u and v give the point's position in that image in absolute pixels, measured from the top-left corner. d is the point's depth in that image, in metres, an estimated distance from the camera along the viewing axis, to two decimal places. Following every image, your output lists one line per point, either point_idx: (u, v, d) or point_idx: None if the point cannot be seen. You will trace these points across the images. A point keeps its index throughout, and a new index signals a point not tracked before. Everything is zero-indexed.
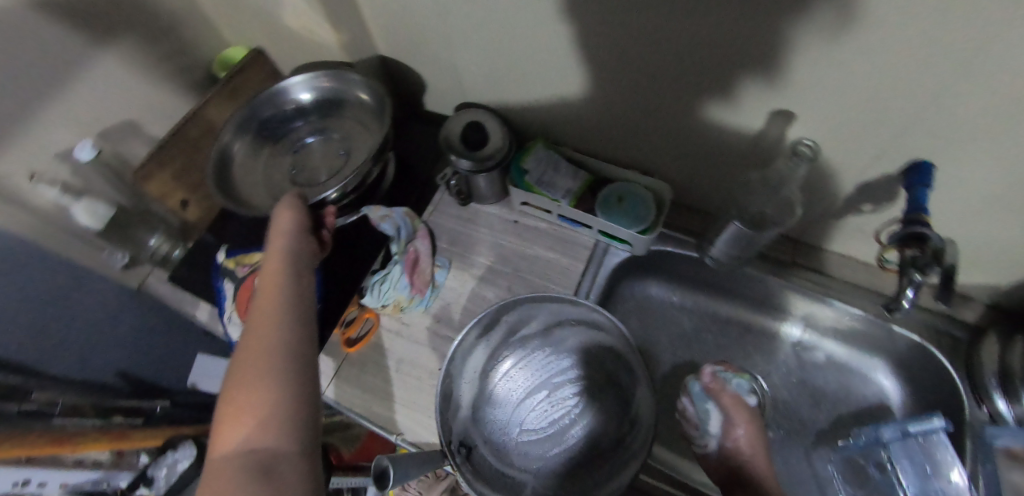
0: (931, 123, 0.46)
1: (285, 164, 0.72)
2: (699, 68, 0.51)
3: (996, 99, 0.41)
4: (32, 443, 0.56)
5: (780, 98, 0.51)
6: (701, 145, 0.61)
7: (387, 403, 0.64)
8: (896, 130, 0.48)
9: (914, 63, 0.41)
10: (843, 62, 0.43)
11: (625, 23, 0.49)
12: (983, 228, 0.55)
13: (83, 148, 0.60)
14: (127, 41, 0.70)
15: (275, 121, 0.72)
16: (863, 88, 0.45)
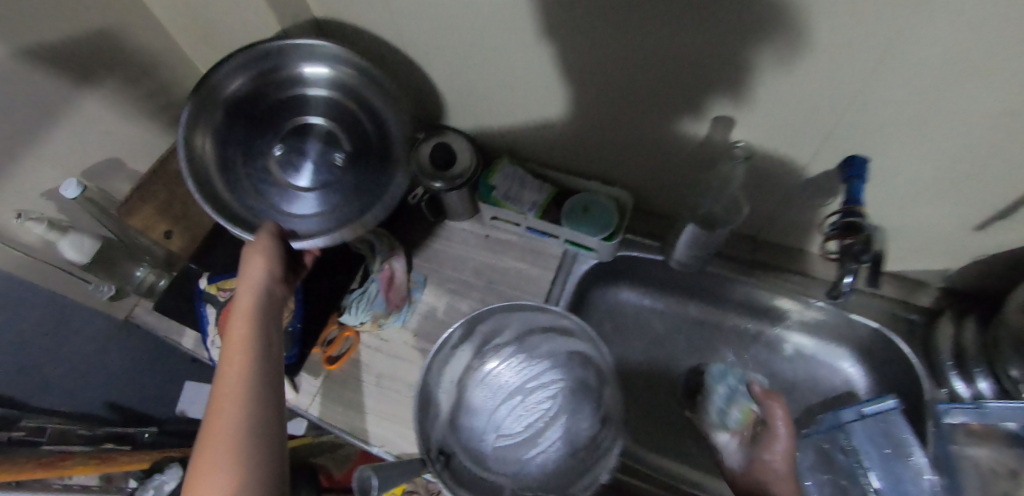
0: (885, 123, 0.46)
1: (271, 145, 0.66)
2: (672, 84, 0.51)
3: (977, 96, 0.40)
4: (16, 465, 0.52)
5: (743, 110, 0.51)
6: (651, 152, 0.62)
7: (369, 418, 0.63)
8: (849, 131, 0.48)
9: (873, 69, 0.41)
10: (809, 73, 0.43)
11: (576, 42, 0.50)
12: (927, 218, 0.58)
13: (69, 186, 0.63)
14: (108, 83, 0.69)
15: (261, 98, 0.67)
16: (821, 96, 0.45)
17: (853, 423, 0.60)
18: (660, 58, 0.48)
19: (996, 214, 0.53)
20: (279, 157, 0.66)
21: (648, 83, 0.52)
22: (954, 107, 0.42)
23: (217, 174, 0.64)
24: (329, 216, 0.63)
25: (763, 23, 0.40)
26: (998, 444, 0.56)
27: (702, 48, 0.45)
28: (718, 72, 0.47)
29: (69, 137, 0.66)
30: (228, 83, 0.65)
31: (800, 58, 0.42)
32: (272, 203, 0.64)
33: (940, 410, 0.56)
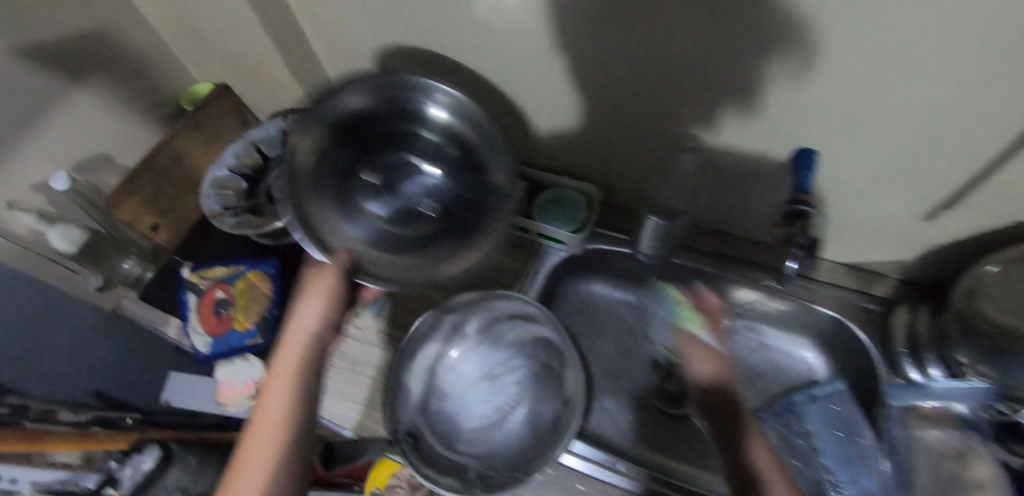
0: (862, 118, 0.47)
1: (357, 173, 0.64)
2: (686, 82, 0.51)
3: (914, 91, 0.42)
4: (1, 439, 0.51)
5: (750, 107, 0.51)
6: (618, 147, 0.65)
7: (342, 402, 0.66)
8: (828, 125, 0.50)
9: (865, 64, 0.41)
10: (811, 67, 0.43)
11: (532, 41, 0.53)
12: (876, 211, 0.60)
13: (59, 179, 0.65)
14: (100, 80, 0.72)
15: (396, 116, 0.64)
16: (820, 90, 0.46)
17: (804, 404, 0.64)
18: (669, 70, 0.50)
19: (943, 204, 0.55)
20: (367, 190, 0.64)
21: (653, 94, 0.54)
22: (878, 101, 0.45)
23: (317, 193, 0.60)
24: (410, 260, 0.61)
25: (776, 41, 0.43)
26: (947, 427, 0.57)
27: (711, 63, 0.47)
28: (732, 85, 0.49)
29: (62, 132, 0.69)
30: (354, 108, 0.62)
31: (814, 72, 0.44)
32: (354, 238, 0.60)
33: (889, 392, 0.59)
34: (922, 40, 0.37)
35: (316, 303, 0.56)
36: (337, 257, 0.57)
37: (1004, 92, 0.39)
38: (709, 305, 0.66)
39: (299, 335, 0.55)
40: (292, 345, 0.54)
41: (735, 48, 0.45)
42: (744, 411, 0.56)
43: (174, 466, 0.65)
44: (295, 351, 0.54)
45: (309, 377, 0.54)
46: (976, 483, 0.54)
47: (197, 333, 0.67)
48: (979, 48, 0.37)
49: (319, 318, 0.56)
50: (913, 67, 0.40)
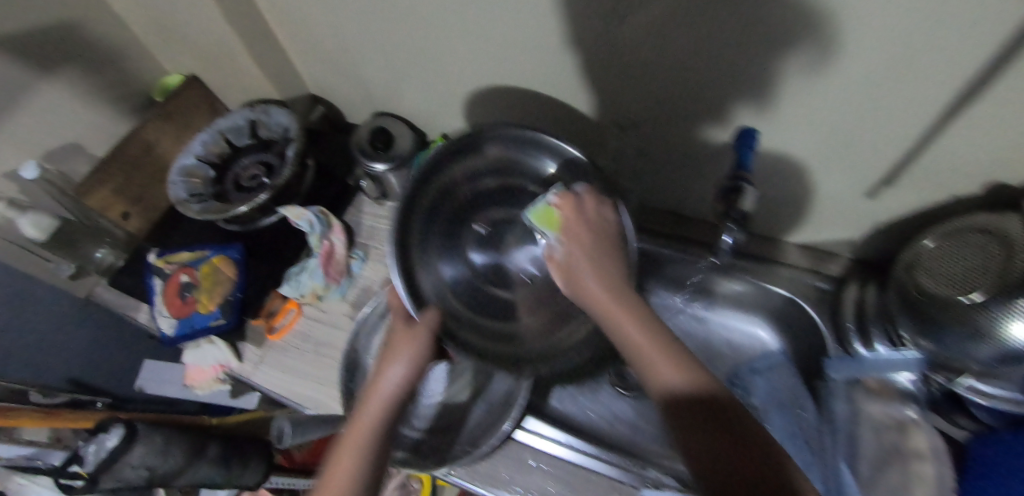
0: (843, 89, 0.47)
1: (469, 222, 0.58)
2: (709, 43, 0.47)
3: (871, 65, 0.43)
4: None
5: (744, 70, 0.49)
6: (572, 121, 0.68)
7: (305, 382, 0.68)
8: (802, 91, 0.49)
9: (864, 30, 0.40)
10: (815, 27, 0.41)
11: (485, 15, 0.56)
12: (820, 188, 0.61)
13: (28, 168, 0.67)
14: (70, 71, 0.74)
15: (515, 172, 0.57)
16: (811, 54, 0.44)
17: (750, 376, 0.72)
18: (670, 58, 0.51)
19: (884, 180, 0.56)
20: (474, 238, 0.57)
21: (665, 83, 0.55)
22: (820, 81, 0.47)
23: (415, 236, 0.56)
24: (506, 331, 0.54)
25: (759, 31, 0.44)
26: (890, 400, 0.59)
27: (697, 48, 0.48)
28: (721, 74, 0.50)
29: (30, 120, 0.71)
30: (479, 160, 0.57)
31: (818, 61, 0.45)
32: (443, 284, 0.56)
33: (825, 363, 0.64)
34: (849, 20, 0.39)
35: (401, 368, 0.50)
36: (428, 316, 0.52)
37: (926, 75, 0.41)
38: (575, 206, 0.48)
39: (381, 401, 0.50)
40: (371, 413, 0.49)
41: (724, 35, 0.46)
42: (662, 341, 0.42)
43: (139, 444, 0.61)
44: (371, 420, 0.49)
45: (382, 445, 0.50)
46: (916, 453, 0.55)
47: (162, 315, 0.70)
48: (907, 30, 0.38)
49: (403, 383, 0.50)
50: (847, 45, 0.42)
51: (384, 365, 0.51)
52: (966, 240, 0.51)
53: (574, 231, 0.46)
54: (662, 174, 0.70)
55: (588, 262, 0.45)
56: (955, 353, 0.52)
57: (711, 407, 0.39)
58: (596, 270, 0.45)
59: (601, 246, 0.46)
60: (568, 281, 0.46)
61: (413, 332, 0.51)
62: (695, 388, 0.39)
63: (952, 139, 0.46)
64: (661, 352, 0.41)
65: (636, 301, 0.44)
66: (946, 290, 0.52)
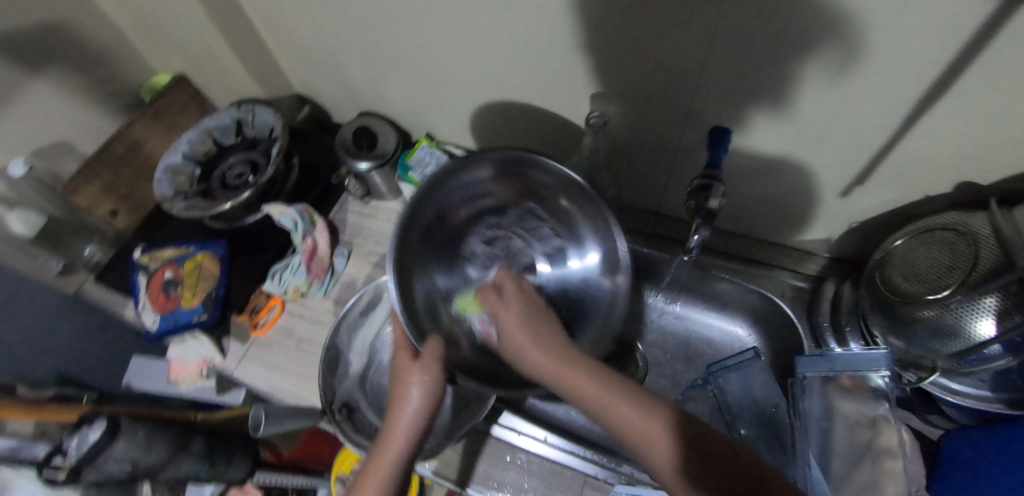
0: (821, 85, 0.47)
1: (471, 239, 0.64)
2: (694, 40, 0.48)
3: (842, 60, 0.44)
4: None
5: (721, 69, 0.50)
6: (551, 120, 0.69)
7: (287, 378, 0.69)
8: (778, 88, 0.50)
9: (839, 22, 0.41)
10: (798, 24, 0.42)
11: (461, 15, 0.57)
12: (795, 188, 0.62)
13: (16, 165, 0.68)
14: (59, 71, 0.75)
15: (519, 191, 0.62)
16: (787, 51, 0.45)
17: (720, 373, 0.66)
18: (655, 66, 0.53)
19: (856, 179, 0.57)
20: (474, 257, 0.64)
21: (635, 87, 0.56)
22: (792, 78, 0.48)
23: (423, 247, 0.60)
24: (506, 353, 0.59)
25: (741, 35, 0.45)
26: (862, 397, 0.55)
27: (682, 55, 0.50)
28: (700, 82, 0.52)
29: (20, 119, 0.72)
30: (481, 184, 0.61)
31: (784, 63, 0.47)
32: (444, 291, 0.61)
33: (795, 360, 0.62)
34: (823, 19, 0.41)
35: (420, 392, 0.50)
36: (429, 345, 0.52)
37: (891, 65, 0.43)
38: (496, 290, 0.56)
39: (404, 426, 0.49)
40: (397, 441, 0.49)
41: (710, 42, 0.47)
42: (616, 386, 0.46)
43: (123, 437, 0.62)
44: (398, 448, 0.49)
45: (407, 470, 0.50)
46: (887, 449, 0.52)
47: (145, 310, 0.71)
48: (875, 22, 0.40)
49: (424, 408, 0.50)
50: (820, 41, 0.43)
51: (402, 390, 0.50)
52: (933, 239, 0.53)
53: (501, 312, 0.53)
54: (641, 177, 0.71)
55: (521, 330, 0.51)
56: (923, 349, 0.53)
57: (681, 428, 0.43)
58: (527, 339, 0.50)
59: (532, 316, 0.52)
60: (509, 355, 0.51)
61: (421, 361, 0.51)
62: (664, 415, 0.43)
63: (924, 129, 0.48)
64: (619, 395, 0.45)
65: (579, 356, 0.49)
66: (914, 287, 0.53)
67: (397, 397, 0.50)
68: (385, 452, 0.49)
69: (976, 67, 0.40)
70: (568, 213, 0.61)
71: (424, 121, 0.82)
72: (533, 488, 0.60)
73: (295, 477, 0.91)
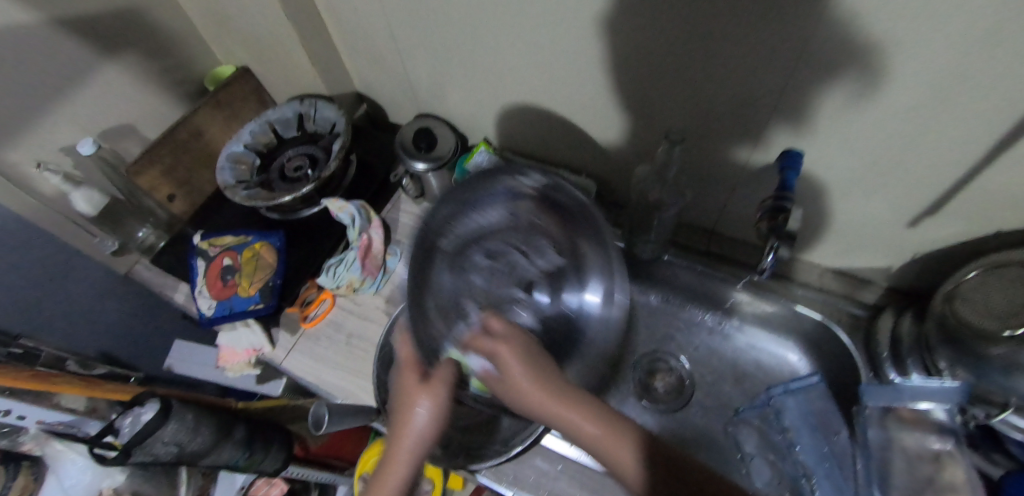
0: (905, 112, 0.48)
1: (474, 247, 0.61)
2: (784, 57, 0.48)
3: (934, 86, 0.44)
4: (12, 374, 0.57)
5: (808, 87, 0.50)
6: (613, 136, 0.70)
7: (336, 372, 0.69)
8: (866, 115, 0.50)
9: (945, 46, 0.41)
10: (901, 44, 0.42)
11: (543, 20, 0.57)
12: (861, 214, 0.62)
13: (86, 144, 0.69)
14: (131, 55, 0.77)
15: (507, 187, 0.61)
16: (884, 73, 0.45)
17: (781, 397, 0.64)
18: (734, 83, 0.53)
19: (928, 209, 0.57)
20: (474, 267, 0.60)
21: (713, 101, 0.57)
22: (883, 106, 0.48)
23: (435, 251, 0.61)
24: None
25: (831, 57, 0.46)
26: (925, 429, 0.56)
27: (770, 74, 0.50)
28: (777, 101, 0.53)
29: (90, 99, 0.73)
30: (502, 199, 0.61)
31: (870, 89, 0.47)
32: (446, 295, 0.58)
33: (860, 390, 0.57)
34: (931, 42, 0.41)
35: (425, 416, 0.45)
36: (441, 369, 0.47)
37: (987, 90, 0.43)
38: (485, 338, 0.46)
39: (406, 450, 0.45)
40: (409, 440, 0.45)
41: (799, 63, 0.48)
42: (612, 425, 0.42)
43: (173, 420, 0.62)
44: (406, 460, 0.45)
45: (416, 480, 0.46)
46: (950, 486, 0.53)
47: (200, 295, 0.72)
48: (980, 45, 0.40)
49: (429, 431, 0.45)
50: (914, 66, 0.43)
51: (406, 409, 0.45)
52: (1008, 275, 0.52)
53: (498, 347, 0.44)
54: (699, 195, 0.70)
55: (528, 376, 0.43)
56: (995, 384, 0.52)
57: (646, 446, 0.42)
58: (532, 377, 0.43)
59: (531, 358, 0.45)
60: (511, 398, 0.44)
61: (429, 385, 0.46)
62: (636, 440, 0.42)
63: (1008, 165, 0.48)
64: (594, 419, 0.42)
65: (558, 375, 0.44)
66: (990, 323, 0.52)
67: (401, 417, 0.45)
68: (393, 467, 0.45)
69: None
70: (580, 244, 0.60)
71: (480, 126, 0.83)
72: None
73: (322, 472, 0.90)
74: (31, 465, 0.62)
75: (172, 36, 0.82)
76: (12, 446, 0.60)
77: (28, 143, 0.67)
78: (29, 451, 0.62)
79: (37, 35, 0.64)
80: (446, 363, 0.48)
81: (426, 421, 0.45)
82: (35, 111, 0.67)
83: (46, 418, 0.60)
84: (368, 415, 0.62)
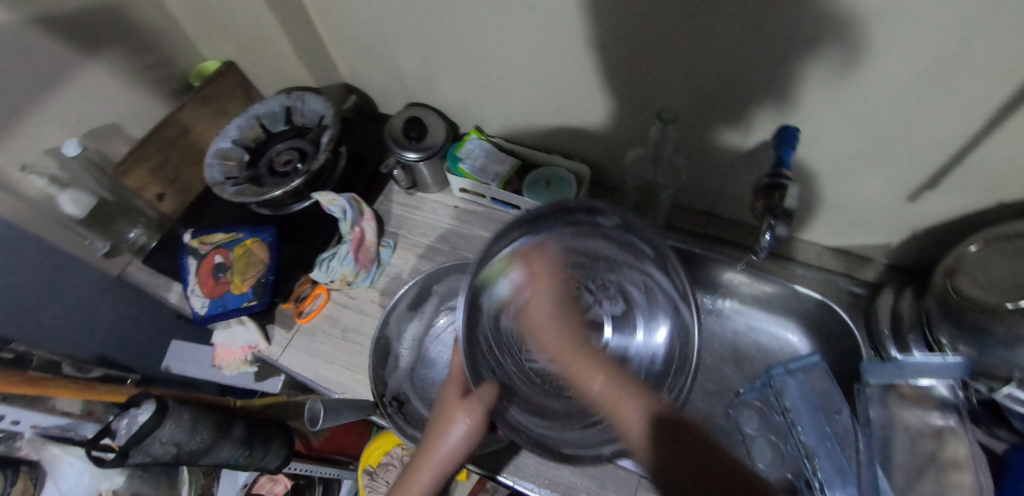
0: (903, 83, 0.46)
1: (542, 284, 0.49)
2: (778, 30, 0.47)
3: (932, 54, 0.43)
4: (5, 379, 0.55)
5: (804, 61, 0.48)
6: (607, 120, 0.68)
7: (332, 367, 0.68)
8: (863, 87, 0.48)
9: (942, 12, 0.40)
10: (898, 11, 0.41)
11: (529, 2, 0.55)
12: (858, 190, 0.61)
13: (71, 144, 0.68)
14: (113, 52, 0.75)
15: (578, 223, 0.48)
16: (881, 43, 0.44)
17: (781, 377, 0.64)
18: (729, 59, 0.52)
19: (927, 183, 0.55)
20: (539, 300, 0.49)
21: (706, 78, 0.55)
22: (879, 77, 0.47)
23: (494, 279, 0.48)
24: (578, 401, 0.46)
25: (823, 29, 0.45)
26: (928, 407, 0.54)
27: (764, 47, 0.49)
28: (773, 76, 0.51)
29: (73, 98, 0.72)
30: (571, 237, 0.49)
31: (869, 59, 0.46)
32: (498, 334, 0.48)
33: (861, 366, 0.57)
34: (928, 7, 0.40)
35: (461, 432, 0.47)
36: (484, 389, 0.46)
37: (991, 56, 0.41)
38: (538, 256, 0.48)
39: (438, 459, 0.48)
40: (441, 449, 0.48)
41: (793, 34, 0.46)
42: (626, 388, 0.45)
43: (170, 421, 0.61)
44: (435, 470, 0.48)
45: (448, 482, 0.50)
46: (954, 462, 0.52)
47: (193, 293, 0.71)
48: (980, 10, 0.38)
49: (463, 444, 0.48)
50: (911, 34, 0.42)
51: (442, 425, 0.48)
52: (1017, 247, 0.51)
53: (535, 281, 0.47)
54: (696, 176, 0.69)
55: (549, 307, 0.47)
56: (995, 358, 0.51)
57: (659, 417, 0.43)
58: (554, 316, 0.47)
59: (559, 293, 0.48)
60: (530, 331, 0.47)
61: (467, 402, 0.47)
62: (647, 403, 0.44)
63: (1007, 134, 0.47)
64: (626, 395, 0.44)
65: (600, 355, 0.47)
66: (990, 296, 0.51)
67: (436, 431, 0.48)
68: (424, 467, 0.49)
69: None
70: (651, 274, 0.49)
71: (471, 114, 0.82)
72: (586, 488, 0.59)
73: (325, 468, 0.90)
74: (29, 469, 0.61)
75: (154, 33, 0.81)
76: (9, 451, 0.60)
77: (12, 146, 0.66)
78: (26, 456, 0.62)
79: (15, 34, 0.63)
80: (489, 386, 0.47)
81: (462, 435, 0.47)
82: (16, 112, 0.65)
83: (40, 422, 0.59)
84: (366, 409, 0.62)
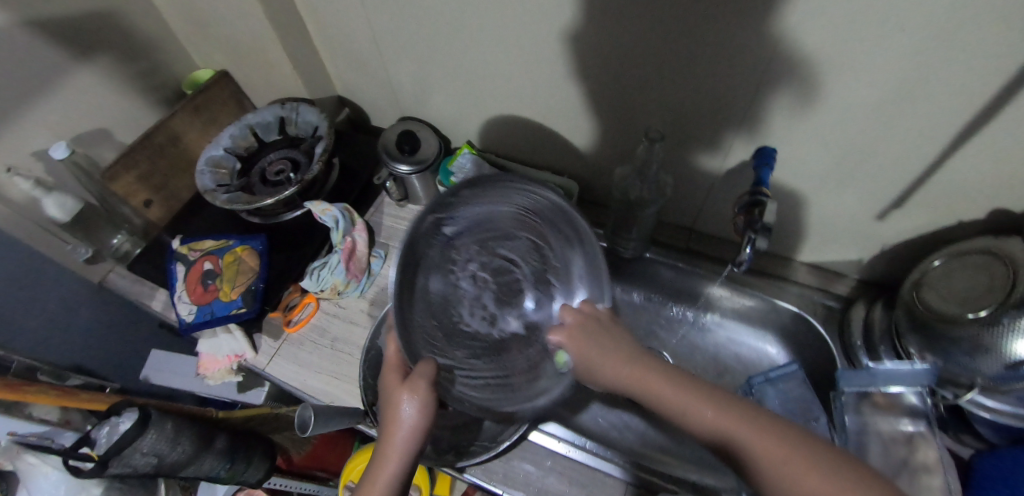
0: (869, 110, 0.50)
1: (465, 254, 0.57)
2: (755, 60, 0.50)
3: (895, 83, 0.47)
4: None
5: (777, 86, 0.52)
6: (596, 142, 0.71)
7: (320, 377, 0.68)
8: (836, 114, 0.52)
9: (901, 44, 0.43)
10: (861, 44, 0.45)
11: (520, 24, 0.58)
12: (832, 210, 0.64)
13: (58, 147, 0.66)
14: (106, 58, 0.76)
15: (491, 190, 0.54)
16: (847, 74, 0.48)
17: (760, 386, 0.65)
18: (707, 84, 0.55)
19: (894, 203, 0.59)
20: (465, 273, 0.57)
21: (692, 104, 0.58)
22: (848, 106, 0.51)
23: (418, 257, 0.53)
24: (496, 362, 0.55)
25: (790, 63, 0.49)
26: (896, 414, 0.57)
27: (742, 75, 0.52)
28: (751, 102, 0.55)
29: (62, 103, 0.72)
30: (488, 207, 0.56)
31: (836, 86, 0.49)
32: (430, 302, 0.54)
33: (838, 375, 0.58)
34: (888, 41, 0.44)
35: (412, 409, 0.46)
36: (422, 367, 0.48)
37: (947, 87, 0.45)
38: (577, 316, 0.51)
39: (399, 447, 0.46)
40: (399, 434, 0.46)
41: (770, 61, 0.50)
42: (731, 410, 0.40)
43: (153, 430, 0.60)
44: (397, 458, 0.46)
45: (413, 469, 0.48)
46: (924, 466, 0.55)
47: (180, 300, 0.70)
48: (935, 48, 0.43)
49: (419, 423, 0.46)
50: (872, 66, 0.46)
51: (391, 407, 0.47)
52: (970, 262, 0.54)
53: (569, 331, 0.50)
54: (678, 193, 0.72)
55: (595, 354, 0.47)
56: (959, 367, 0.54)
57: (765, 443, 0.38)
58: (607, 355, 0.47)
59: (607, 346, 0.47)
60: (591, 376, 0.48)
61: (410, 382, 0.47)
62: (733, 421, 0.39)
63: (964, 159, 0.51)
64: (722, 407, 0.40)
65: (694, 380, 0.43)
66: (951, 308, 0.54)
67: (388, 415, 0.47)
68: (389, 457, 0.46)
69: (1015, 101, 0.44)
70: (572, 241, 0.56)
71: (463, 130, 0.84)
72: None
73: (304, 484, 0.87)
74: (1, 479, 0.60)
75: (147, 41, 0.81)
76: None
77: None
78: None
79: (9, 36, 0.63)
80: (425, 364, 0.49)
81: (415, 413, 0.46)
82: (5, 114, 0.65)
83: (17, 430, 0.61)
84: (357, 417, 0.62)
